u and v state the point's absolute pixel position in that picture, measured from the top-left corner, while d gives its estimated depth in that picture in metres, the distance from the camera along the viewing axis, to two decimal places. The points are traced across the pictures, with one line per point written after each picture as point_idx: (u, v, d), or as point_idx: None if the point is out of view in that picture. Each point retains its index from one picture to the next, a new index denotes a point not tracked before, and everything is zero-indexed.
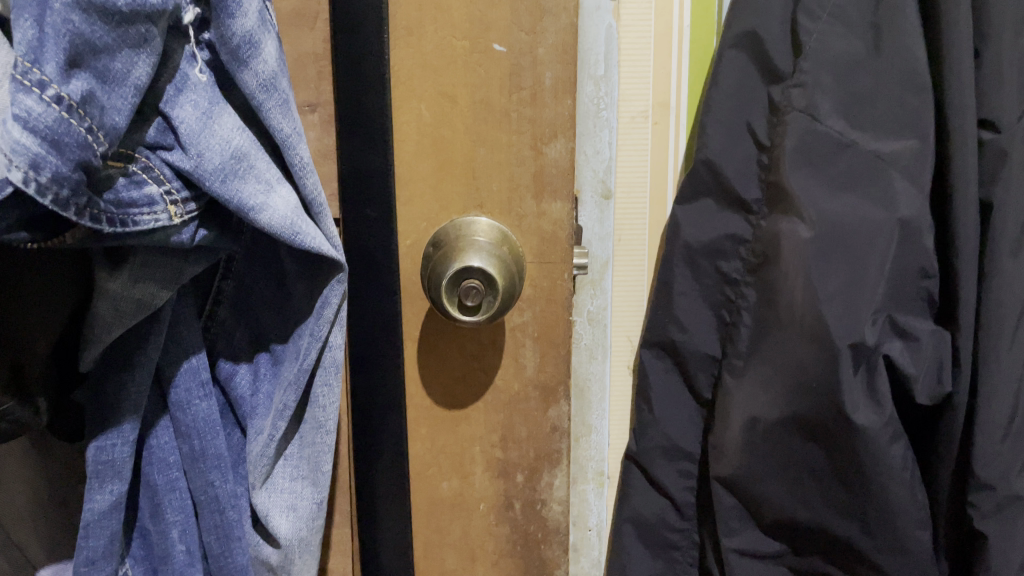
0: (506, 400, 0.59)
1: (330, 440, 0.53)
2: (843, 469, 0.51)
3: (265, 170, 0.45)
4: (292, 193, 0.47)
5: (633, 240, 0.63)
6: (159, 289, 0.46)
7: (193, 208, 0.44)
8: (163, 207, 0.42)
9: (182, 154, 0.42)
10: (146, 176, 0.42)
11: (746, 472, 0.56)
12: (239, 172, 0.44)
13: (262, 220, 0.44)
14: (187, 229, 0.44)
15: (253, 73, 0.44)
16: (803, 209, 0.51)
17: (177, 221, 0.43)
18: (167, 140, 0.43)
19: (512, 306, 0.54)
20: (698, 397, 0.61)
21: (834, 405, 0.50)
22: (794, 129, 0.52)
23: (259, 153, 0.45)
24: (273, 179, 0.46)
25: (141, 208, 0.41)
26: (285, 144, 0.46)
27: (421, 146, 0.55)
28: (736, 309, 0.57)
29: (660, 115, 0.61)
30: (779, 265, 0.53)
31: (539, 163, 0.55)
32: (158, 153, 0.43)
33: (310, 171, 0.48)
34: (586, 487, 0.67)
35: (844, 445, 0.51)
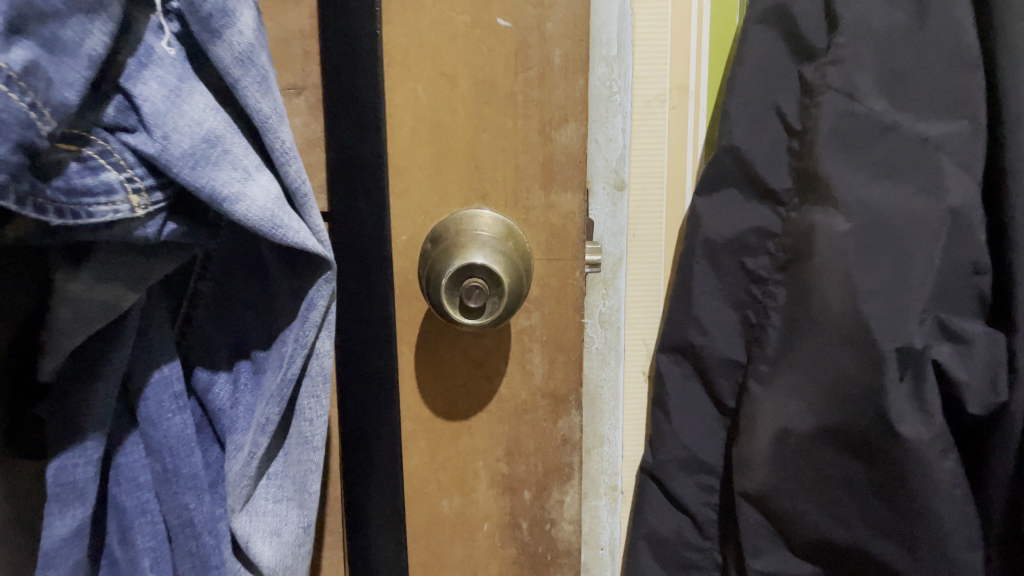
0: (511, 410, 0.53)
1: (319, 457, 0.48)
2: (887, 488, 0.46)
3: (242, 156, 0.40)
4: (273, 181, 0.41)
5: (649, 235, 0.59)
6: (126, 290, 0.41)
7: (160, 198, 0.39)
8: (124, 196, 0.37)
9: (146, 136, 0.37)
10: (104, 161, 0.37)
11: (775, 488, 0.51)
12: (212, 159, 0.38)
13: (238, 212, 0.39)
14: (153, 222, 0.39)
15: (227, 45, 0.39)
16: (840, 197, 0.46)
17: (140, 213, 0.38)
18: (129, 121, 0.37)
19: (519, 308, 0.49)
20: (721, 406, 0.56)
21: (877, 415, 0.45)
22: (829, 111, 0.47)
23: (235, 136, 0.40)
24: (251, 166, 0.40)
25: (97, 198, 0.36)
26: (265, 127, 0.41)
27: (418, 132, 0.49)
28: (762, 309, 0.52)
29: (678, 98, 0.56)
30: (812, 261, 0.48)
31: (548, 150, 0.50)
32: (119, 135, 0.37)
33: (294, 157, 0.43)
34: (598, 503, 0.61)
35: (888, 460, 0.45)
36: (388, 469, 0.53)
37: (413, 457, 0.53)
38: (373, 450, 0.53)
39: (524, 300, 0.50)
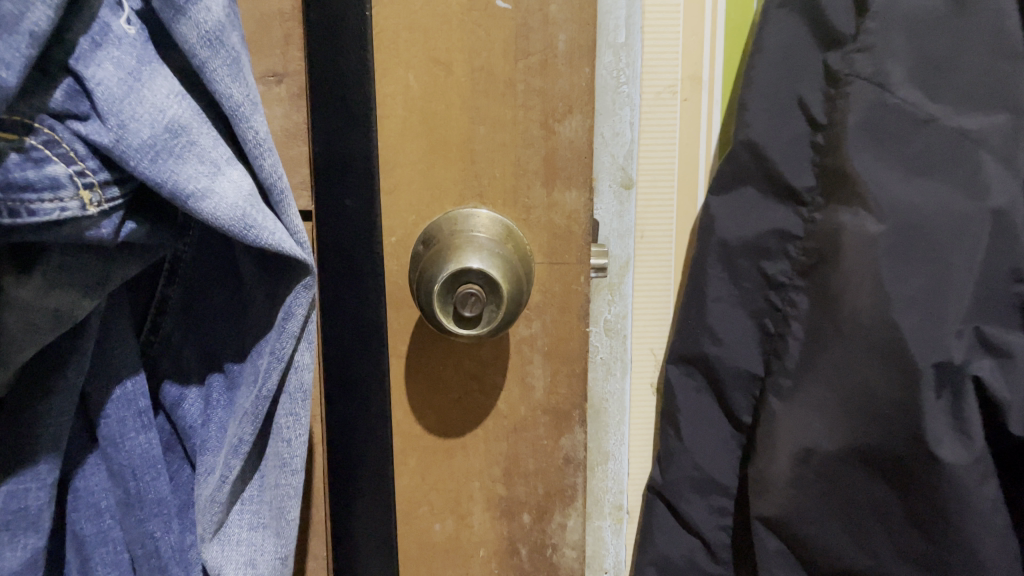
0: (510, 427, 0.49)
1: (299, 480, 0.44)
2: (921, 516, 0.42)
3: (210, 147, 0.36)
4: (245, 176, 0.37)
5: (658, 237, 0.55)
6: (81, 298, 0.36)
7: (117, 194, 0.34)
8: (74, 192, 0.33)
9: (99, 125, 0.33)
10: (50, 152, 0.32)
11: (796, 512, 0.47)
12: (175, 151, 0.34)
13: (205, 211, 0.35)
14: (109, 221, 0.35)
15: (193, 24, 0.34)
16: (871, 196, 0.42)
17: (93, 211, 0.33)
18: (80, 108, 0.32)
19: (518, 316, 0.45)
20: (736, 422, 0.52)
21: (913, 435, 0.41)
22: (859, 102, 0.43)
23: (202, 125, 0.36)
24: (221, 159, 0.36)
25: (41, 193, 0.32)
26: (237, 115, 0.37)
27: (409, 124, 0.45)
28: (783, 318, 0.48)
29: (690, 90, 0.52)
30: (837, 266, 0.44)
31: (550, 145, 0.46)
32: (69, 123, 0.32)
33: (269, 149, 0.38)
34: (602, 524, 0.57)
35: (923, 486, 0.41)
36: (376, 489, 0.49)
37: (402, 477, 0.49)
38: (360, 469, 0.49)
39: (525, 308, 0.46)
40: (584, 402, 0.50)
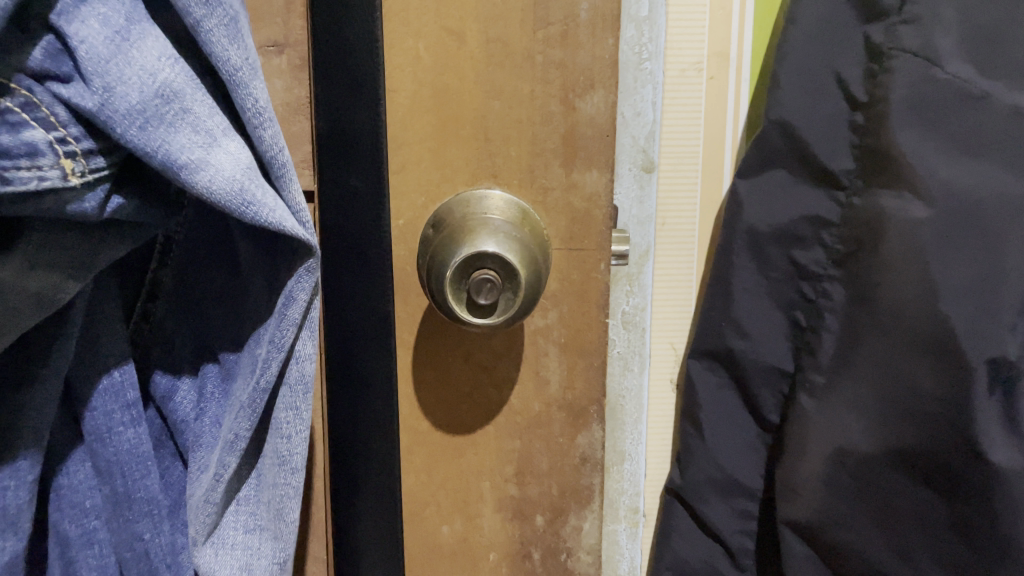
0: (523, 424, 0.46)
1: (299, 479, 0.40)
2: (969, 524, 0.39)
3: (205, 116, 0.31)
4: (243, 149, 0.33)
5: (680, 224, 0.52)
6: (68, 279, 0.32)
7: (103, 165, 0.30)
8: (54, 160, 0.28)
9: (83, 87, 0.28)
10: (26, 115, 0.27)
11: (828, 517, 0.44)
12: (167, 118, 0.29)
13: (198, 185, 0.30)
14: (93, 194, 0.30)
15: None
16: (918, 178, 0.39)
17: (75, 182, 0.29)
18: (63, 68, 0.28)
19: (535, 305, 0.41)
20: (762, 422, 0.49)
21: (961, 435, 0.38)
22: (903, 76, 0.40)
23: (198, 92, 0.31)
24: (217, 130, 0.31)
25: (17, 161, 0.27)
26: (234, 82, 0.33)
27: (419, 99, 0.42)
28: (815, 311, 0.45)
29: (717, 67, 0.49)
30: (877, 254, 0.41)
31: (571, 122, 0.43)
32: (48, 86, 0.28)
33: (270, 120, 0.35)
34: (617, 527, 0.55)
35: (972, 492, 0.39)
36: (383, 491, 0.46)
37: (409, 475, 0.46)
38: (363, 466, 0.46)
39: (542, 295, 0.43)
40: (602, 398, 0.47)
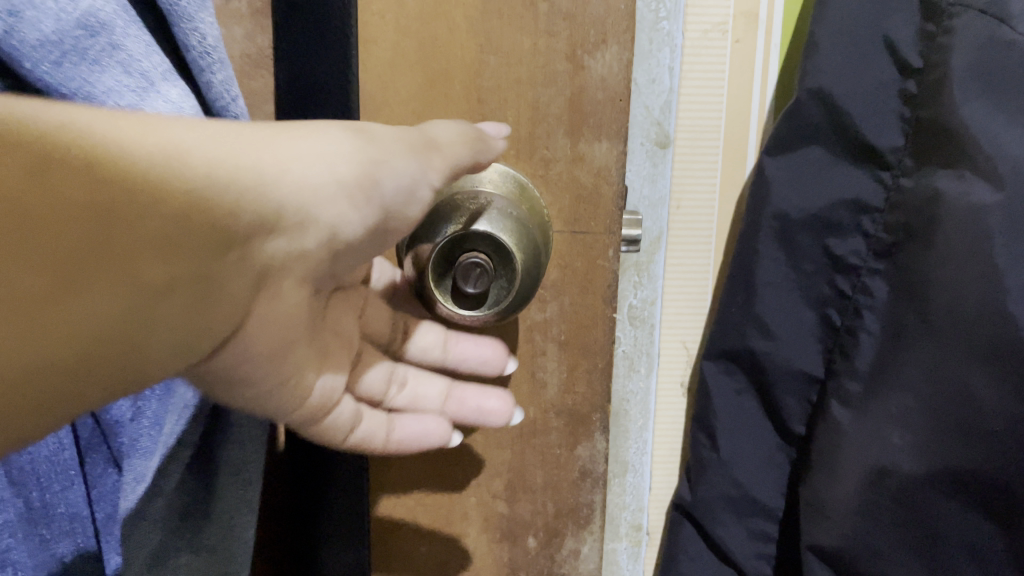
0: (516, 432, 0.41)
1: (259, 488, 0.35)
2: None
3: (140, 56, 0.27)
4: (189, 96, 0.28)
5: (697, 208, 0.46)
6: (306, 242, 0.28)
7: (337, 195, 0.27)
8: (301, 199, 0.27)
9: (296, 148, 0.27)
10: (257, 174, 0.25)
11: (861, 544, 0.38)
12: (91, 56, 0.26)
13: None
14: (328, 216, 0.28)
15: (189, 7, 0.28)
16: (982, 155, 0.34)
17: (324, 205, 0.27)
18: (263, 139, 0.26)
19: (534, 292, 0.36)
20: (786, 433, 0.44)
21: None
22: (967, 38, 0.34)
23: (133, 26, 0.27)
24: (154, 72, 0.27)
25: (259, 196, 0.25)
26: (176, 12, 0.28)
27: (401, 51, 0.36)
28: (852, 309, 0.40)
29: (744, 29, 0.43)
30: (931, 245, 0.36)
31: (578, 83, 0.37)
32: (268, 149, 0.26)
33: (222, 63, 0.29)
34: (618, 546, 0.50)
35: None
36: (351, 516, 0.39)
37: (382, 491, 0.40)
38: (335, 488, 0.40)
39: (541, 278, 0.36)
40: (605, 406, 0.41)
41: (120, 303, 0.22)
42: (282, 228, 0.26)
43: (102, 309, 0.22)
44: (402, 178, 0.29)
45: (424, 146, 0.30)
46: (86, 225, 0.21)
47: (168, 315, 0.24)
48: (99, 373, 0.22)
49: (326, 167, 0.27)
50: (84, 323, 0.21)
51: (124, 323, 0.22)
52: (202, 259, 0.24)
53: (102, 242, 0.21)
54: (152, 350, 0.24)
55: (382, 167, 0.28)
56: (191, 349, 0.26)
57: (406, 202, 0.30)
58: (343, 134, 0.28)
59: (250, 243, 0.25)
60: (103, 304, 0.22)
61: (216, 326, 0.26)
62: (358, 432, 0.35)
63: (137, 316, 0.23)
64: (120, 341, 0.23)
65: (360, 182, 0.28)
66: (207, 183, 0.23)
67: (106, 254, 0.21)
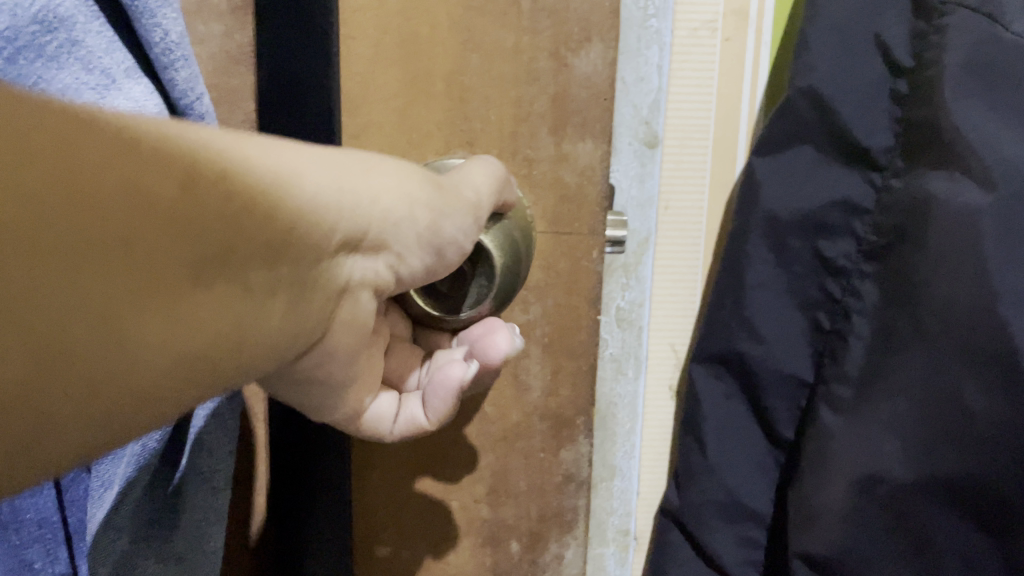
0: (499, 436, 0.42)
1: (225, 498, 0.35)
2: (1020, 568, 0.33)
3: (101, 53, 0.28)
4: (152, 94, 0.29)
5: (686, 209, 0.45)
6: (366, 276, 0.24)
7: (410, 238, 0.24)
8: (377, 239, 0.23)
9: (385, 186, 0.23)
10: (348, 205, 0.21)
11: (850, 552, 0.38)
12: (47, 52, 0.27)
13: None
14: (391, 255, 0.24)
15: (157, 19, 0.29)
16: (974, 155, 0.33)
17: (394, 248, 0.24)
18: (352, 168, 0.22)
19: (515, 289, 0.35)
20: (775, 438, 0.43)
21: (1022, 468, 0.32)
22: (959, 37, 0.34)
23: (95, 24, 0.29)
24: (116, 71, 0.29)
25: (349, 232, 0.21)
26: (137, 9, 0.29)
27: (382, 48, 0.37)
28: (842, 312, 0.39)
29: (734, 27, 0.42)
30: (921, 248, 0.35)
31: (562, 81, 0.38)
32: (360, 181, 0.22)
33: (186, 60, 0.30)
34: (604, 551, 0.49)
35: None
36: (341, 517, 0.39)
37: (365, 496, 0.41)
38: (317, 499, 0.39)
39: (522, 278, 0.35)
40: (588, 408, 0.42)
41: (222, 320, 0.18)
42: (362, 251, 0.23)
43: (203, 327, 0.17)
44: (462, 229, 0.27)
45: (479, 207, 0.28)
46: (204, 224, 0.17)
47: (269, 323, 0.19)
48: (181, 388, 0.18)
49: (410, 197, 0.24)
50: (180, 336, 0.17)
51: (219, 341, 0.18)
52: (301, 268, 0.20)
53: (212, 246, 0.17)
54: (242, 368, 0.19)
55: (451, 211, 0.26)
56: (276, 356, 0.21)
57: (461, 246, 0.27)
58: (419, 168, 0.25)
59: (333, 264, 0.22)
60: (200, 321, 0.17)
61: (307, 333, 0.22)
62: (403, 420, 0.32)
63: (231, 327, 0.18)
64: (217, 361, 0.18)
65: (437, 224, 0.25)
66: (306, 200, 0.19)
67: (214, 262, 0.17)
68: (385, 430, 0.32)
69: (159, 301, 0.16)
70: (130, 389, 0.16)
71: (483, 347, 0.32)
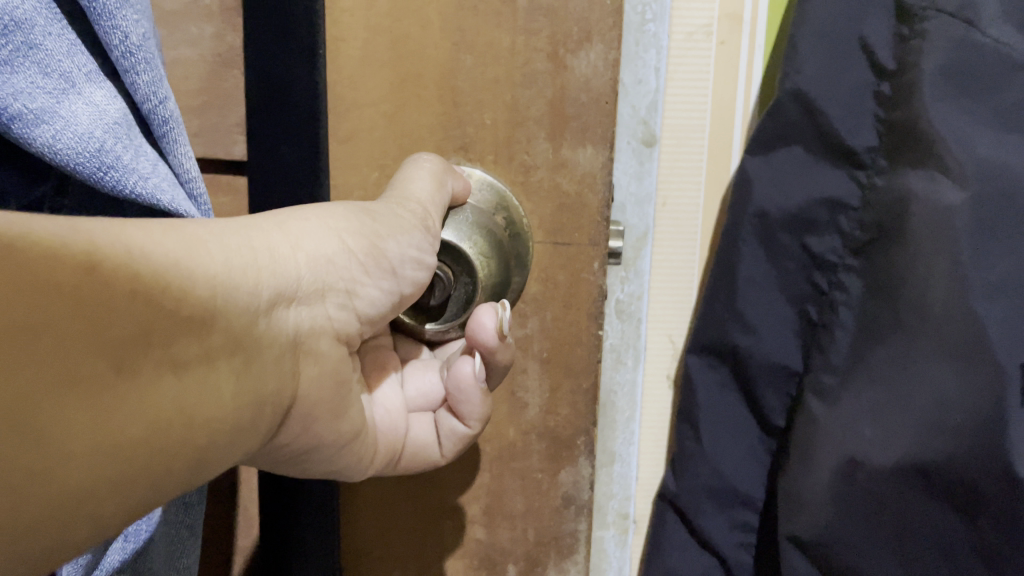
0: (497, 454, 0.47)
1: (196, 511, 0.39)
2: (994, 552, 0.34)
3: (60, 56, 0.29)
4: (114, 99, 0.31)
5: (683, 206, 0.46)
6: (329, 312, 0.30)
7: (360, 272, 0.31)
8: (320, 281, 0.29)
9: (312, 234, 0.29)
10: (276, 260, 0.27)
11: (836, 535, 0.39)
12: (4, 55, 0.27)
13: (37, 141, 0.28)
14: (338, 294, 0.31)
15: (119, 26, 0.30)
16: (949, 155, 0.35)
17: (340, 287, 0.31)
18: (272, 230, 0.28)
19: (497, 293, 0.41)
20: (766, 425, 0.45)
21: (981, 449, 0.33)
22: (938, 41, 0.35)
23: (54, 26, 0.29)
24: (77, 74, 0.29)
25: (288, 280, 0.28)
26: (96, 10, 0.30)
27: (372, 47, 0.41)
28: (828, 305, 0.41)
29: (728, 31, 0.43)
30: (903, 242, 0.37)
31: (560, 83, 0.41)
32: (278, 238, 0.28)
33: (147, 62, 0.31)
34: (604, 534, 0.51)
35: (1002, 517, 0.33)
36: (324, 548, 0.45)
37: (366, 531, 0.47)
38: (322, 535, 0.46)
39: (504, 285, 0.42)
40: (586, 430, 0.46)
41: (159, 396, 0.22)
42: (301, 299, 0.29)
43: (144, 406, 0.21)
44: (405, 248, 0.33)
45: (423, 217, 0.35)
46: (124, 315, 0.21)
47: (212, 397, 0.24)
48: (140, 461, 0.22)
49: (338, 235, 0.30)
50: (129, 415, 0.21)
51: (164, 415, 0.22)
52: (235, 329, 0.25)
53: (132, 329, 0.21)
54: (198, 435, 0.24)
55: (388, 234, 0.32)
56: (226, 422, 0.25)
57: (405, 267, 0.34)
58: (348, 210, 0.31)
59: (277, 314, 0.27)
60: (139, 398, 0.21)
61: (256, 395, 0.26)
62: (446, 435, 0.40)
63: (169, 398, 0.22)
64: (170, 432, 0.22)
65: (374, 250, 0.31)
66: (226, 267, 0.25)
67: (142, 343, 0.21)
68: (433, 455, 0.40)
69: (93, 390, 0.20)
70: (96, 472, 0.20)
71: (474, 333, 0.36)
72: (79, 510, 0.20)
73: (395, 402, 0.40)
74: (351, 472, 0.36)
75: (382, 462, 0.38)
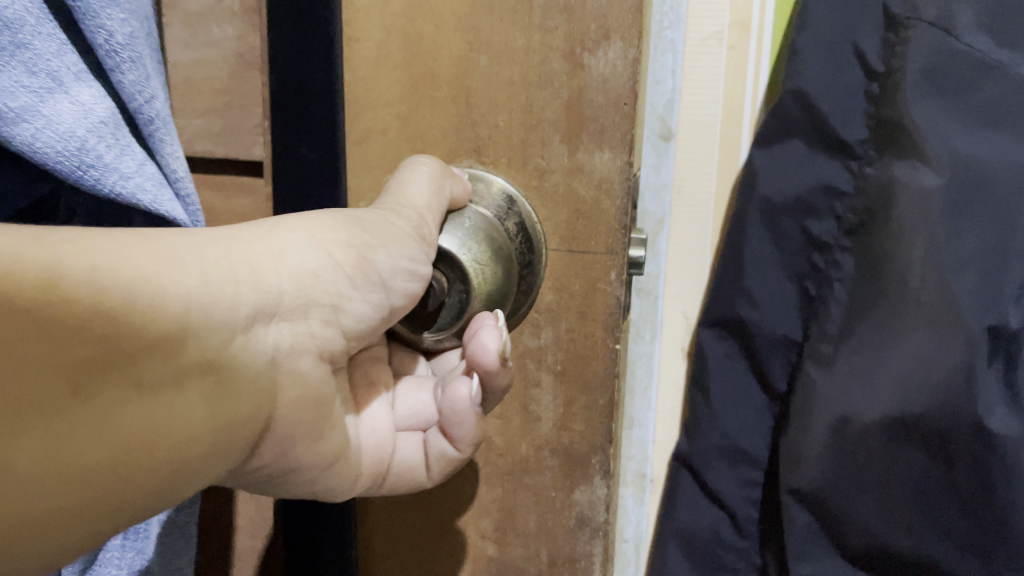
0: (507, 468, 0.49)
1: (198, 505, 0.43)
2: (959, 490, 0.39)
3: (48, 56, 0.31)
4: (101, 98, 0.33)
5: (697, 193, 0.52)
6: (314, 326, 0.33)
7: (347, 285, 0.34)
8: (304, 296, 0.32)
9: (295, 248, 0.32)
10: (253, 275, 0.30)
11: (833, 487, 0.44)
12: None
13: (19, 138, 0.31)
14: (323, 307, 0.34)
15: (105, 26, 0.32)
16: (930, 149, 0.39)
17: (327, 299, 0.33)
18: (257, 247, 0.31)
19: (499, 298, 0.42)
20: (768, 388, 0.50)
21: (940, 402, 0.39)
22: (921, 46, 0.40)
23: (45, 25, 0.31)
24: (65, 73, 0.32)
25: (268, 294, 0.31)
26: (81, 11, 0.32)
27: (385, 48, 0.44)
28: (825, 281, 0.46)
29: (738, 37, 0.48)
30: (890, 220, 0.42)
31: (577, 85, 0.43)
32: (259, 255, 0.31)
33: (132, 62, 0.33)
34: (625, 492, 0.57)
35: (973, 461, 0.38)
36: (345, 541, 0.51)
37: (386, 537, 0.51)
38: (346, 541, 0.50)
39: (507, 289, 0.43)
40: (602, 448, 0.48)
41: (121, 412, 0.25)
42: (282, 313, 0.32)
43: (113, 419, 0.25)
44: (397, 258, 0.35)
45: (419, 226, 0.37)
46: (91, 341, 0.24)
47: (179, 416, 0.27)
48: (106, 473, 0.25)
49: (324, 248, 0.33)
50: (94, 428, 0.24)
51: (123, 435, 0.25)
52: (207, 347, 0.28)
53: (99, 352, 0.24)
54: (161, 451, 0.27)
55: (378, 246, 0.35)
56: (193, 438, 0.28)
57: (397, 279, 0.36)
58: (337, 221, 0.34)
59: (254, 330, 0.30)
60: (104, 413, 0.25)
61: (228, 412, 0.29)
62: (434, 455, 0.41)
63: (131, 417, 0.25)
64: (139, 447, 0.26)
65: (363, 263, 0.34)
66: (201, 283, 0.28)
67: (109, 365, 0.24)
68: (420, 476, 0.41)
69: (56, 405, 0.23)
70: (65, 479, 0.24)
71: (475, 356, 0.37)
72: (45, 515, 0.23)
73: (383, 421, 0.41)
74: (335, 492, 0.38)
75: (368, 479, 0.40)
